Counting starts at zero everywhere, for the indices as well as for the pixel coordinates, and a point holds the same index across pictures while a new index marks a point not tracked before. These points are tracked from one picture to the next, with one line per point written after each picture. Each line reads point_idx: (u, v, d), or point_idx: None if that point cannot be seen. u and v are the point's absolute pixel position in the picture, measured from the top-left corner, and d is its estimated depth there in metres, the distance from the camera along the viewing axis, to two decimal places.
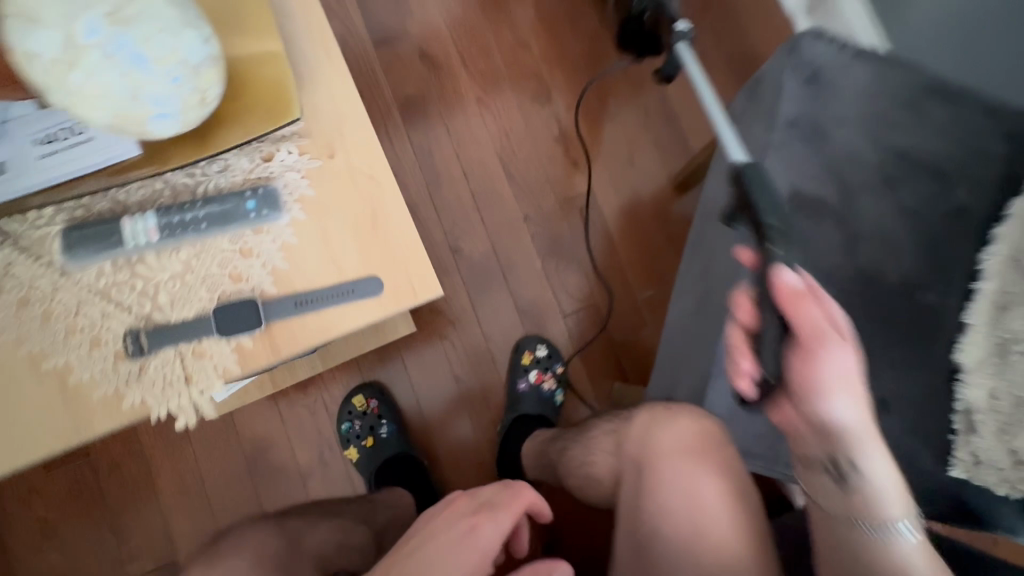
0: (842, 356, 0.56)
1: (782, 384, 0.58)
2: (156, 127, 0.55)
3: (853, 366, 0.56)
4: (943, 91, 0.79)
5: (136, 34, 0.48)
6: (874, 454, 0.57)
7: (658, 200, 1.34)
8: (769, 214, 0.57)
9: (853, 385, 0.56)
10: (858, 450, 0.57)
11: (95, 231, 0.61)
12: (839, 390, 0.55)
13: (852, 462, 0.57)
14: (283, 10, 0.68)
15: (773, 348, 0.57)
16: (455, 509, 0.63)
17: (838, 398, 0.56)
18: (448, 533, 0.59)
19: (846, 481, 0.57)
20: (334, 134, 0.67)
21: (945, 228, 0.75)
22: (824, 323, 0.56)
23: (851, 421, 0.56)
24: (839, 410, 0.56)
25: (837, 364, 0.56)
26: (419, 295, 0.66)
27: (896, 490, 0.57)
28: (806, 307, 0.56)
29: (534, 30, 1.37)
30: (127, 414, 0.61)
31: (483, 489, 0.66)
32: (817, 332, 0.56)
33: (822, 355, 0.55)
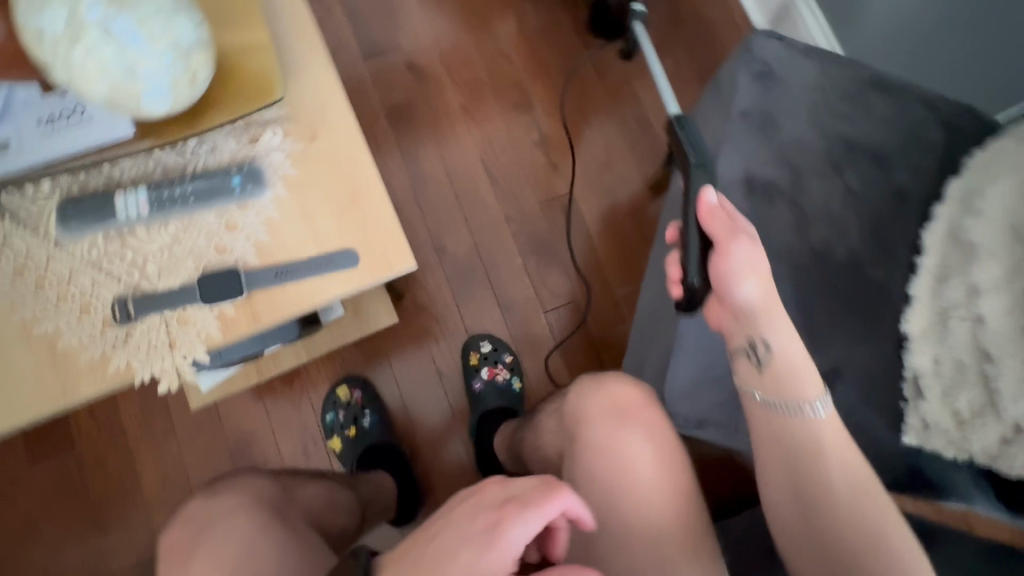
0: (749, 247, 0.65)
1: (704, 288, 0.68)
2: (149, 105, 0.60)
3: (759, 257, 0.65)
4: (881, 87, 0.86)
5: (134, 16, 0.53)
6: (785, 333, 0.64)
7: (635, 203, 1.39)
8: (693, 152, 0.70)
9: (760, 273, 0.65)
10: (767, 330, 0.64)
11: (88, 205, 0.65)
12: (746, 276, 0.64)
13: (765, 342, 0.64)
14: (272, 8, 0.74)
15: (695, 253, 0.68)
16: (476, 508, 0.52)
17: (745, 283, 0.65)
18: (458, 547, 0.50)
19: (762, 360, 0.64)
20: (317, 119, 0.73)
21: (891, 209, 0.82)
22: (732, 224, 0.66)
23: (759, 303, 0.65)
24: (748, 294, 0.65)
25: (745, 256, 0.65)
26: (395, 267, 0.70)
27: (806, 369, 0.63)
28: (717, 215, 0.67)
29: (515, 43, 1.46)
30: (112, 377, 0.64)
31: (513, 483, 0.53)
32: (728, 234, 0.66)
33: (730, 251, 0.65)
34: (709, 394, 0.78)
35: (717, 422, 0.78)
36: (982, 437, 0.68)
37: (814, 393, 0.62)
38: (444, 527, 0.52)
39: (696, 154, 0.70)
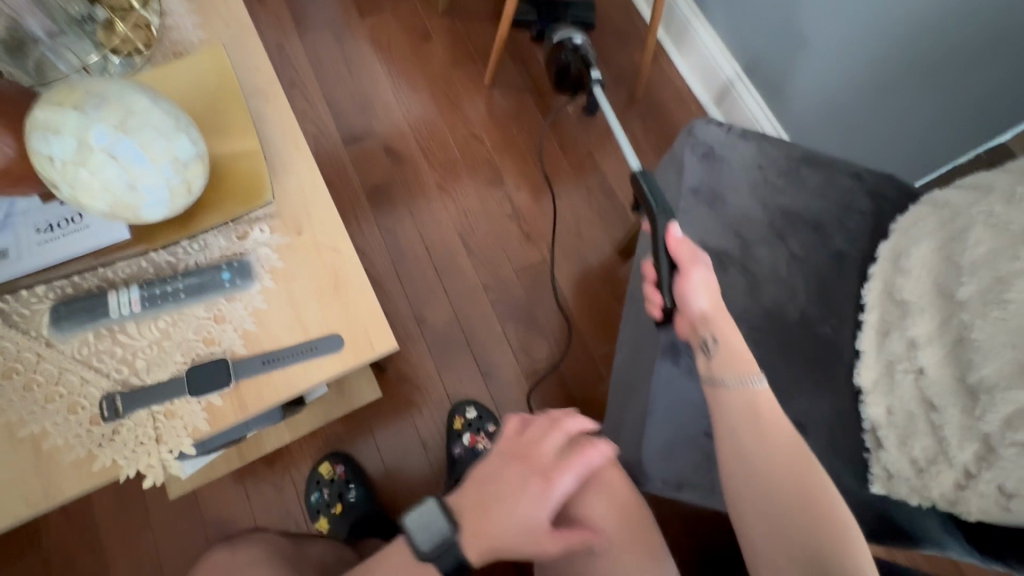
0: (705, 273, 0.73)
1: (676, 304, 0.75)
2: (148, 213, 0.65)
3: (713, 282, 0.73)
4: (812, 162, 0.97)
5: (138, 138, 0.59)
6: (732, 332, 0.71)
7: (605, 266, 1.47)
8: (651, 197, 0.80)
9: (714, 291, 0.73)
10: (717, 330, 0.71)
11: (83, 305, 0.69)
12: (703, 293, 0.72)
13: (715, 338, 0.70)
14: (261, 117, 0.82)
15: (665, 279, 0.75)
16: (516, 457, 0.71)
17: (703, 299, 0.72)
18: (520, 485, 0.69)
19: (713, 352, 0.69)
20: (302, 215, 0.78)
21: (833, 270, 0.90)
22: (692, 252, 0.74)
23: (711, 311, 0.72)
24: (704, 306, 0.72)
25: (702, 279, 0.73)
26: (377, 349, 0.74)
27: (749, 358, 0.69)
28: (682, 244, 0.75)
29: (485, 125, 1.58)
30: (97, 475, 0.65)
31: (534, 429, 0.73)
32: (687, 258, 0.74)
33: (692, 272, 0.73)
34: (688, 456, 0.81)
35: (695, 482, 0.81)
36: (938, 483, 0.71)
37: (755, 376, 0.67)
38: (490, 474, 0.70)
39: (656, 199, 0.79)
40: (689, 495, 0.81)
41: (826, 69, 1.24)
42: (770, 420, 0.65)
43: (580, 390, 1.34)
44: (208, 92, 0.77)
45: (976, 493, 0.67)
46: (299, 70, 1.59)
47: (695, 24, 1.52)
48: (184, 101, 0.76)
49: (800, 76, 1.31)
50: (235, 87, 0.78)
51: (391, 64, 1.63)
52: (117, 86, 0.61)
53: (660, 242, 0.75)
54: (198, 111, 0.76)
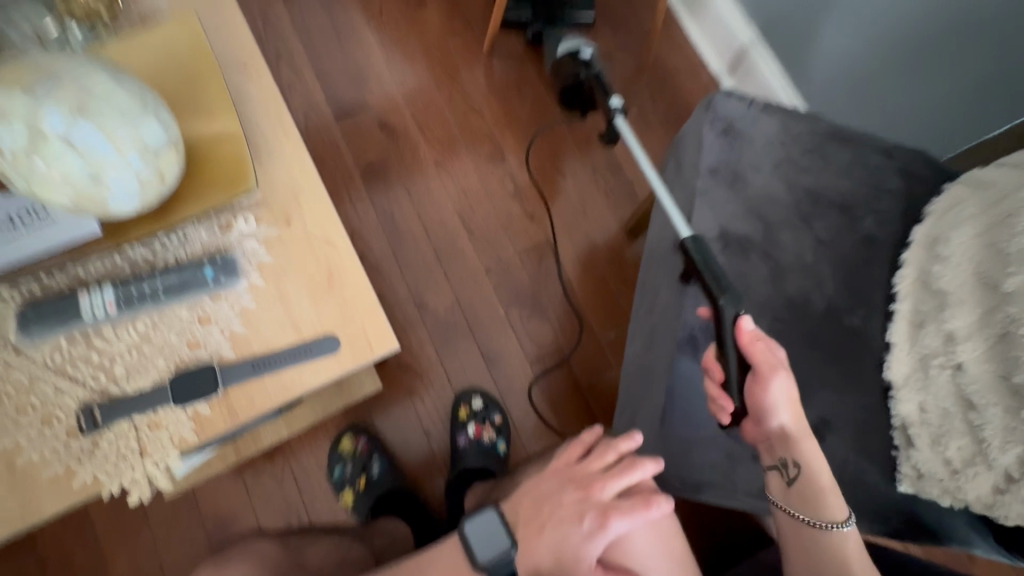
0: (785, 382, 0.68)
1: (749, 412, 0.70)
2: (116, 206, 0.58)
3: (793, 391, 0.68)
4: (842, 138, 0.90)
5: (97, 122, 0.52)
6: (816, 454, 0.68)
7: (612, 247, 1.41)
8: (715, 281, 0.70)
9: (794, 402, 0.68)
10: (800, 452, 0.68)
11: (51, 309, 0.62)
12: (784, 408, 0.68)
13: (796, 463, 0.68)
14: (241, 94, 0.74)
15: (738, 383, 0.69)
16: (574, 483, 0.74)
17: (783, 414, 0.68)
18: (575, 513, 0.71)
19: (795, 478, 0.68)
20: (290, 203, 0.71)
21: (862, 256, 0.84)
22: (771, 358, 0.68)
23: (794, 430, 0.68)
24: (785, 422, 0.68)
25: (783, 392, 0.67)
26: (376, 349, 0.68)
27: (834, 490, 0.68)
28: (757, 348, 0.68)
29: (484, 98, 1.49)
30: (79, 492, 0.60)
31: (594, 459, 0.75)
32: (768, 367, 0.68)
33: (773, 384, 0.67)
34: (706, 455, 0.78)
35: (715, 483, 0.77)
36: (975, 486, 0.67)
37: (840, 514, 0.67)
38: (548, 495, 0.74)
39: (717, 282, 0.70)
40: (707, 496, 0.78)
41: (852, 35, 1.16)
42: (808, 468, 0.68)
43: (587, 376, 1.30)
44: (180, 65, 0.69)
45: (1016, 498, 0.64)
46: (285, 39, 1.48)
47: None
48: (153, 77, 0.68)
49: (822, 41, 1.22)
50: (210, 60, 0.69)
51: (383, 31, 1.52)
52: (70, 61, 0.53)
53: (740, 348, 0.68)
54: (170, 87, 0.68)
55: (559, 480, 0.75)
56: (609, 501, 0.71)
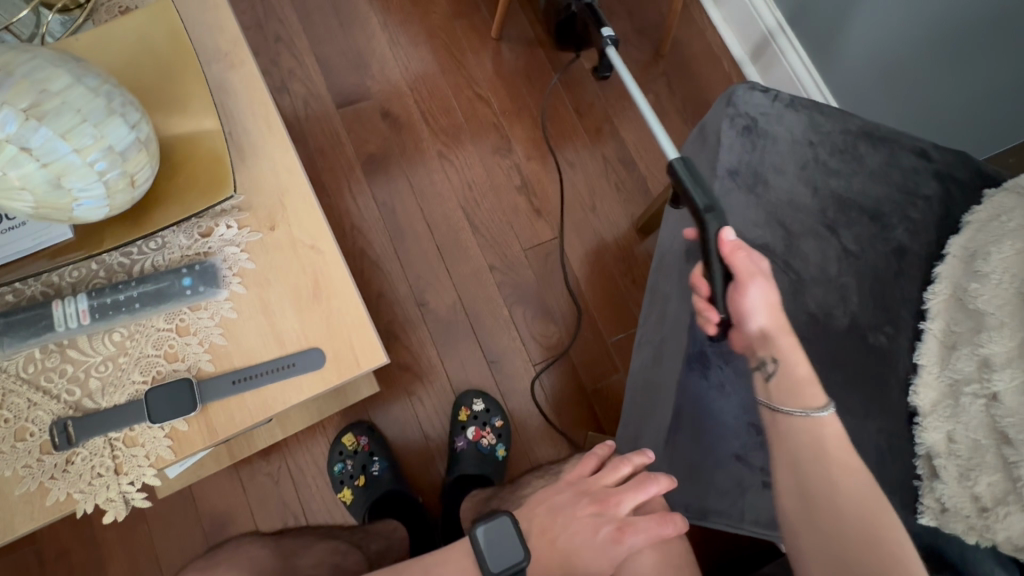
0: (763, 285, 0.67)
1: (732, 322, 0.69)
2: (84, 213, 0.54)
3: (772, 295, 0.67)
4: (873, 139, 0.83)
5: (56, 124, 0.48)
6: (794, 351, 0.67)
7: (622, 244, 1.35)
8: (697, 194, 0.69)
9: (775, 307, 0.67)
10: (777, 350, 0.66)
11: (23, 318, 0.60)
12: (765, 309, 0.66)
13: (774, 359, 0.66)
14: (226, 88, 0.69)
15: (720, 292, 0.68)
16: (588, 497, 0.68)
17: (763, 315, 0.67)
18: (590, 529, 0.66)
19: (772, 373, 0.66)
20: (275, 206, 0.67)
21: (892, 268, 0.78)
22: (750, 261, 0.67)
23: (772, 328, 0.66)
24: (764, 324, 0.66)
25: (762, 293, 0.66)
26: (363, 363, 0.64)
27: (811, 382, 0.65)
28: (738, 253, 0.67)
29: (492, 85, 1.42)
30: (53, 508, 0.58)
31: (609, 471, 0.70)
32: (748, 272, 0.66)
33: (750, 288, 0.66)
34: (713, 479, 0.73)
35: (721, 510, 0.72)
36: (1006, 527, 0.61)
37: (816, 402, 0.64)
38: (560, 507, 0.68)
39: (704, 198, 0.69)
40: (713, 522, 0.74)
41: (889, 21, 1.07)
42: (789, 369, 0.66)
43: (591, 379, 1.26)
44: (157, 57, 0.64)
45: None
46: (285, 22, 1.42)
47: None
48: (130, 70, 0.64)
49: (856, 27, 1.13)
50: (189, 50, 0.64)
51: (387, 15, 1.45)
52: (29, 57, 0.49)
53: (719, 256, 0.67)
54: (147, 81, 0.64)
55: (572, 493, 0.70)
56: (625, 516, 0.66)
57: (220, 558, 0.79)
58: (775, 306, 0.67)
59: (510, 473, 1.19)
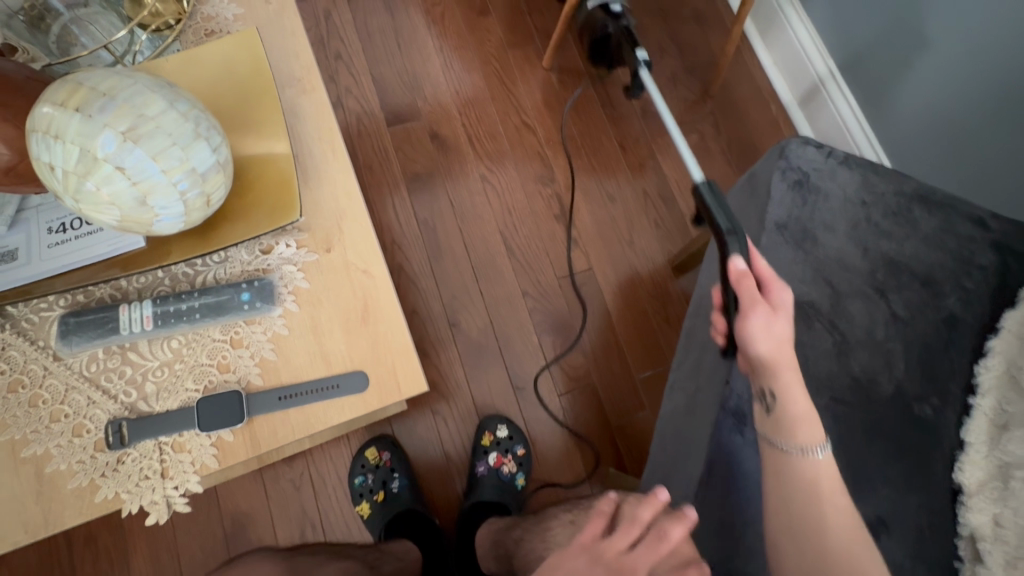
0: (767, 315, 0.62)
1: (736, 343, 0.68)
2: (163, 229, 0.57)
3: (778, 327, 0.62)
4: (929, 203, 0.82)
5: (148, 147, 0.51)
6: (795, 384, 0.62)
7: (657, 280, 1.34)
8: (724, 220, 0.68)
9: (779, 339, 0.62)
10: (777, 379, 0.63)
11: (92, 319, 0.63)
12: (762, 340, 0.62)
13: (773, 394, 0.63)
14: (297, 113, 0.73)
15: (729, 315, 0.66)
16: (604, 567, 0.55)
17: (762, 345, 0.62)
18: None
19: (770, 409, 0.64)
20: (333, 230, 0.70)
21: (942, 337, 0.76)
22: (754, 295, 0.62)
23: (768, 359, 0.62)
24: (762, 354, 0.62)
25: (762, 325, 0.62)
26: (405, 391, 0.66)
27: (811, 416, 0.62)
28: (747, 289, 0.63)
29: (538, 113, 1.45)
30: (100, 505, 0.60)
31: (619, 534, 0.57)
32: (750, 304, 0.62)
33: (748, 319, 0.62)
34: (741, 537, 0.72)
35: (748, 570, 0.71)
36: None
37: (813, 441, 0.62)
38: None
39: (728, 221, 0.68)
40: None
41: (944, 80, 1.07)
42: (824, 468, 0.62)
43: (616, 414, 1.25)
44: (239, 82, 0.68)
45: None
46: (346, 41, 1.47)
47: (790, 13, 1.34)
48: (213, 93, 0.68)
49: (911, 86, 1.14)
50: (269, 79, 0.68)
51: (443, 39, 1.50)
52: (131, 83, 0.52)
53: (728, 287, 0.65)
54: (226, 104, 0.67)
55: (586, 562, 0.55)
56: None
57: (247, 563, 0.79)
58: (779, 340, 0.62)
59: (528, 502, 1.19)
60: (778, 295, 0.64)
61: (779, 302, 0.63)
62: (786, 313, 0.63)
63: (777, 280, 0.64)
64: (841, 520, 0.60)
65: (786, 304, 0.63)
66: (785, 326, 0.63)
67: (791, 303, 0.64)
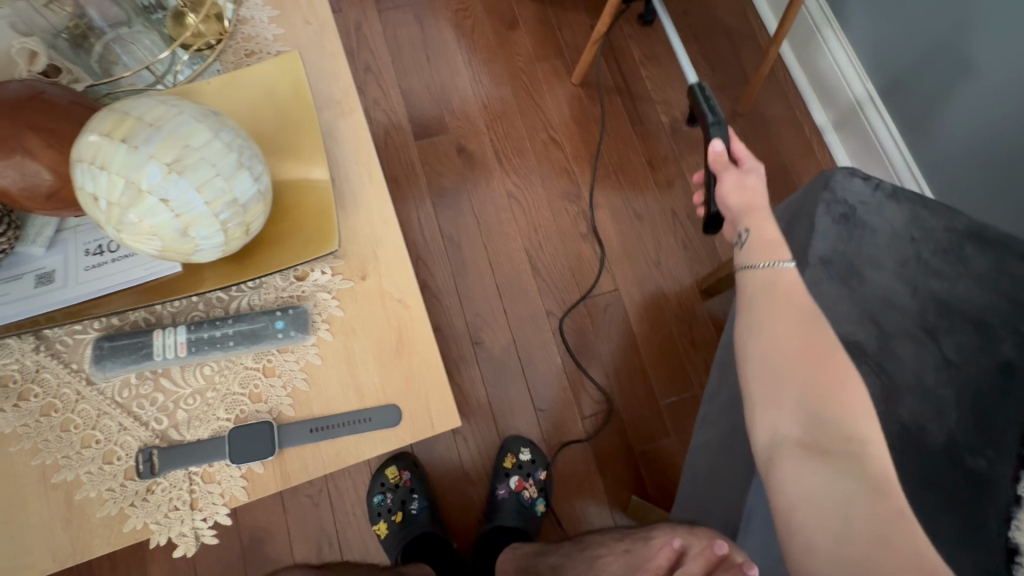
0: (738, 174, 0.73)
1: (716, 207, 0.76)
2: (202, 258, 0.56)
3: (748, 181, 0.72)
4: (983, 242, 0.78)
5: (193, 178, 0.50)
6: (766, 220, 0.67)
7: (683, 302, 1.32)
8: (710, 112, 0.83)
9: (751, 190, 0.71)
10: (751, 218, 0.68)
11: (126, 344, 0.62)
12: (734, 192, 0.72)
13: (746, 229, 0.68)
14: (335, 135, 0.72)
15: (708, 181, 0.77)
16: None
17: (735, 195, 0.71)
18: None
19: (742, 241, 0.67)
20: (369, 257, 0.68)
21: (996, 385, 0.72)
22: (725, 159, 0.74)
23: (740, 206, 0.70)
24: (735, 203, 0.71)
25: (733, 178, 0.72)
26: (439, 427, 0.64)
27: (780, 243, 0.65)
28: (720, 160, 0.75)
29: (566, 129, 1.43)
30: (128, 536, 0.59)
31: None
32: (723, 161, 0.74)
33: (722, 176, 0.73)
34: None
35: None
36: None
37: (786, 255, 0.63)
38: None
39: (713, 114, 0.82)
40: None
41: (994, 110, 1.03)
42: (790, 286, 0.61)
43: (639, 440, 1.22)
44: (280, 105, 0.67)
45: None
46: (375, 53, 1.47)
47: (827, 33, 1.31)
48: (253, 115, 0.67)
49: (957, 112, 1.10)
50: (309, 101, 0.67)
51: (473, 52, 1.49)
52: (177, 112, 0.52)
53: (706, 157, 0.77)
54: (266, 127, 0.67)
55: None
56: None
57: None
58: (751, 188, 0.71)
59: (548, 527, 1.16)
60: (750, 161, 0.74)
61: (750, 166, 0.73)
62: (758, 173, 0.72)
63: (750, 154, 0.75)
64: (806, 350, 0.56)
65: (758, 169, 0.73)
66: (757, 181, 0.72)
67: (763, 167, 0.73)
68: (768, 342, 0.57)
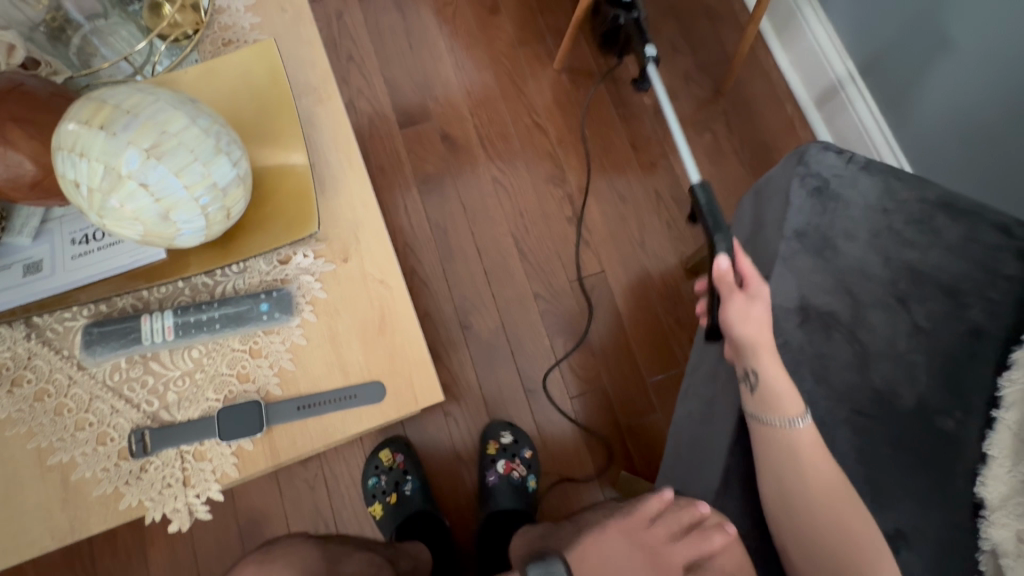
0: (744, 303, 0.70)
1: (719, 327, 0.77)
2: (184, 242, 0.58)
3: (755, 312, 0.69)
4: (954, 211, 0.80)
5: (171, 163, 0.52)
6: (772, 362, 0.69)
7: (669, 281, 1.34)
8: (711, 220, 0.78)
9: (759, 322, 0.69)
10: (757, 360, 0.69)
11: (115, 329, 0.64)
12: (741, 324, 0.69)
13: (754, 371, 0.70)
14: (313, 121, 0.73)
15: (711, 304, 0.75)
16: None
17: (741, 329, 0.69)
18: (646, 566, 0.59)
19: (753, 385, 0.70)
20: (350, 240, 0.70)
21: (966, 349, 0.74)
22: (730, 286, 0.71)
23: (749, 342, 0.69)
24: (741, 336, 0.70)
25: (739, 311, 0.70)
26: (423, 402, 0.66)
27: (791, 392, 0.68)
28: (725, 282, 0.71)
29: (550, 114, 1.44)
30: (124, 513, 0.61)
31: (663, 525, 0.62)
32: (727, 288, 0.71)
33: (728, 306, 0.70)
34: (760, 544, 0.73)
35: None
36: None
37: (794, 411, 0.68)
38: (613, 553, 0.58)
39: (715, 223, 0.78)
40: None
41: (969, 82, 1.05)
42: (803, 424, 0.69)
43: (626, 416, 1.24)
44: (257, 93, 0.68)
45: None
46: (357, 42, 1.47)
47: (808, 12, 1.32)
48: (230, 103, 0.68)
49: (934, 85, 1.11)
50: (286, 90, 0.68)
51: (454, 39, 1.49)
52: (155, 100, 0.53)
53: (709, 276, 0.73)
54: (244, 115, 0.68)
55: (628, 541, 0.60)
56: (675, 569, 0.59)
57: (275, 553, 0.74)
58: (755, 317, 0.69)
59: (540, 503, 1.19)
60: (757, 286, 0.71)
61: (757, 293, 0.70)
62: (764, 301, 0.70)
63: (756, 275, 0.71)
64: (824, 489, 0.66)
65: (764, 294, 0.71)
66: (763, 311, 0.69)
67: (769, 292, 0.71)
68: (798, 492, 0.67)
